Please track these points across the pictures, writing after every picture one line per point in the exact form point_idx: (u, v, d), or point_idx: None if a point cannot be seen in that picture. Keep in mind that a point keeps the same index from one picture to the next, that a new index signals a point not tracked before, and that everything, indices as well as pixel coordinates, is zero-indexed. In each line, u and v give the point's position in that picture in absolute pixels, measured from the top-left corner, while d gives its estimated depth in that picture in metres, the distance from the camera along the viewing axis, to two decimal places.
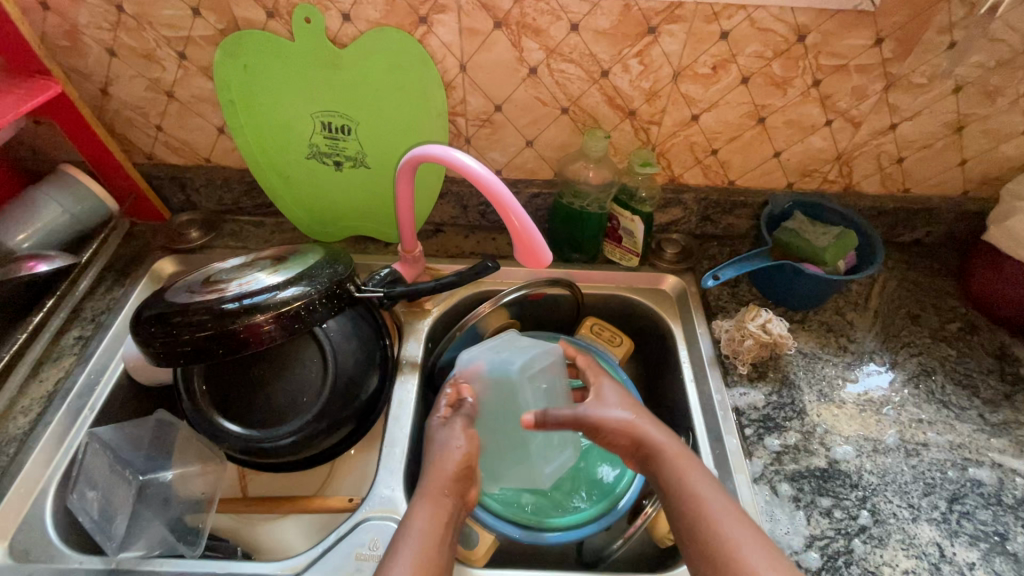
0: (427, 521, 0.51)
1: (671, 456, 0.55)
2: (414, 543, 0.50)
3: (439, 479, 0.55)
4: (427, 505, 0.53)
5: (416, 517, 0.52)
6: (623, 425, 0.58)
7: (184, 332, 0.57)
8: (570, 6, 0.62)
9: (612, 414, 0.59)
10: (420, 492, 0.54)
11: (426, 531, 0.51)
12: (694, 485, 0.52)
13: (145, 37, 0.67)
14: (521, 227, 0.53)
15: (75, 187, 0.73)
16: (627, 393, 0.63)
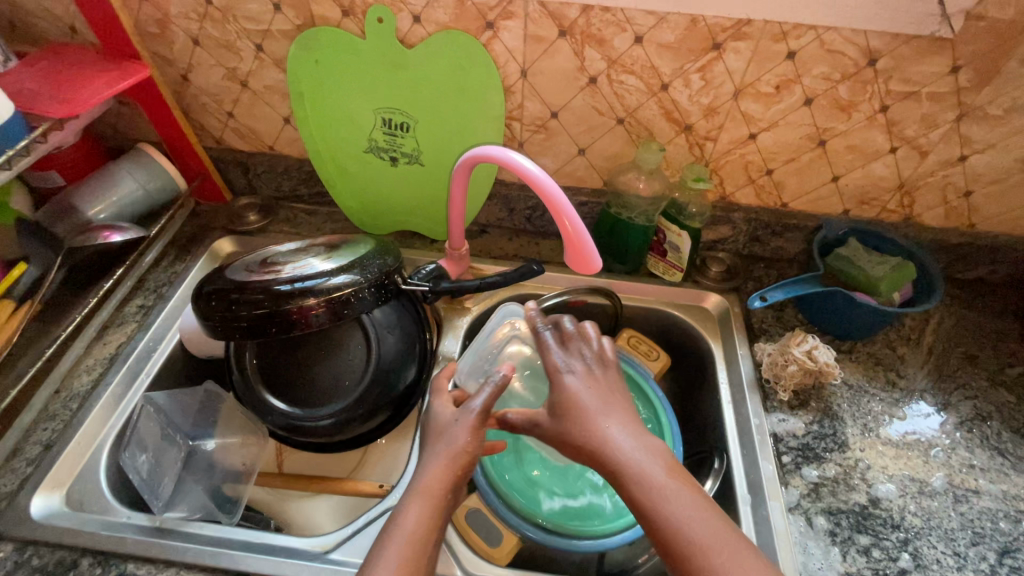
0: (416, 524, 0.49)
1: (640, 474, 0.50)
2: (402, 545, 0.47)
3: (437, 472, 0.53)
4: (419, 506, 0.51)
5: (407, 517, 0.50)
6: (589, 440, 0.53)
7: (242, 308, 0.60)
8: (636, 19, 0.62)
9: (576, 427, 0.55)
10: (413, 492, 0.52)
11: (415, 535, 0.48)
12: (666, 509, 0.47)
13: (227, 29, 0.70)
14: (573, 231, 0.52)
15: (150, 165, 0.78)
16: (595, 381, 0.59)
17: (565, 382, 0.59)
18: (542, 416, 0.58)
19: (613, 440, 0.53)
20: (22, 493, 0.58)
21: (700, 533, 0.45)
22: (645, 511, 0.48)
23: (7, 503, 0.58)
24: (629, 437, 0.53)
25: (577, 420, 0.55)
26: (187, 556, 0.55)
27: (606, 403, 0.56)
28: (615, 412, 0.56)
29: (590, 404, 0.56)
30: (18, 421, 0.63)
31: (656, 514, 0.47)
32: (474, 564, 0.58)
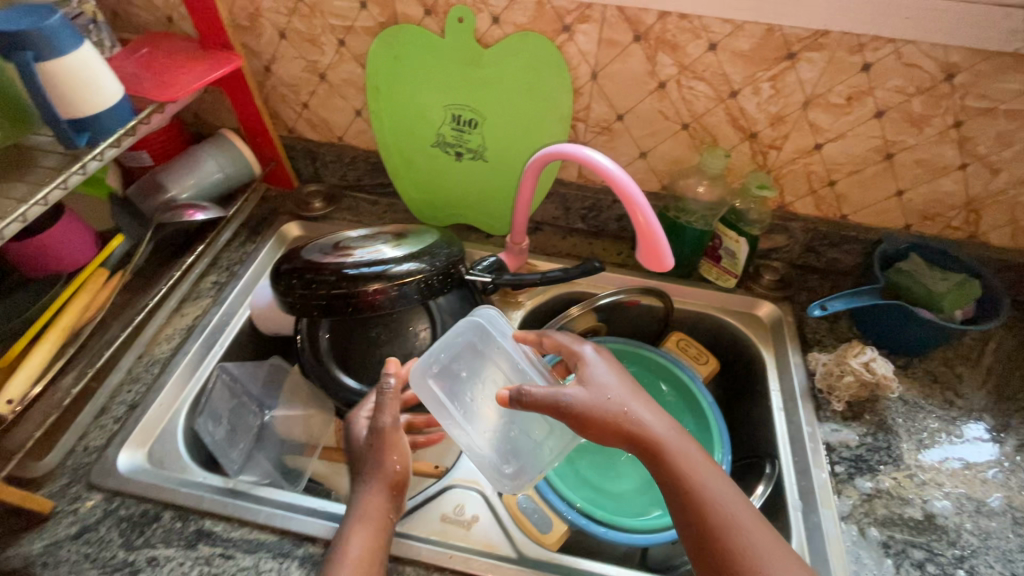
0: (362, 547, 0.52)
1: (680, 455, 0.53)
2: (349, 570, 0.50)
3: (373, 495, 0.55)
4: (363, 530, 0.53)
5: (352, 541, 0.52)
6: (631, 418, 0.54)
7: (322, 287, 0.63)
8: (712, 26, 0.63)
9: (614, 404, 0.55)
10: (354, 516, 0.54)
11: (360, 559, 0.51)
12: (708, 489, 0.51)
13: (314, 24, 0.74)
14: (646, 227, 0.54)
15: (230, 150, 0.82)
16: (614, 361, 0.61)
17: (595, 366, 0.59)
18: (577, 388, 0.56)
19: (651, 421, 0.55)
20: (110, 449, 0.63)
21: (739, 512, 0.50)
22: (686, 488, 0.51)
23: (96, 456, 0.62)
24: (660, 421, 0.56)
25: (613, 397, 0.55)
26: (260, 517, 0.59)
27: (634, 387, 0.58)
28: (645, 397, 0.57)
29: (623, 385, 0.57)
30: (106, 382, 0.68)
31: (698, 493, 0.51)
32: (528, 547, 0.59)
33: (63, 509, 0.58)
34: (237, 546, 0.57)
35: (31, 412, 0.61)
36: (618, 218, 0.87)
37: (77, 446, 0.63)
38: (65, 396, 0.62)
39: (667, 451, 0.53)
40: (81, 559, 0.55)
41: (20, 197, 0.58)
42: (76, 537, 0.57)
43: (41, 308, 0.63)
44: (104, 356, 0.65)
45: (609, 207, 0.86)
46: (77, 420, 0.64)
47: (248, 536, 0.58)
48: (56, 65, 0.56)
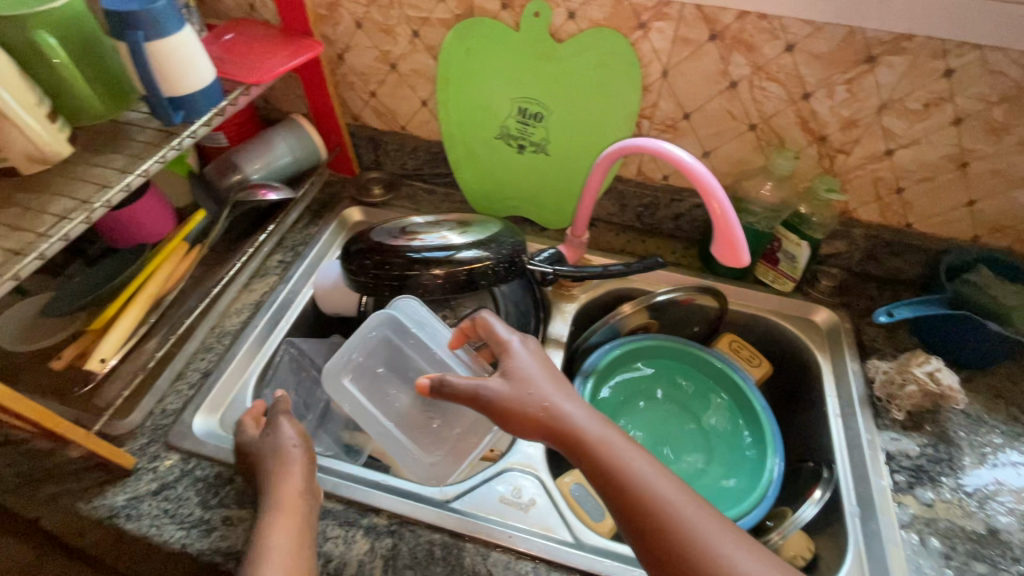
0: (288, 537, 0.52)
1: (602, 441, 0.53)
2: (275, 560, 0.50)
3: (286, 487, 0.55)
4: (284, 522, 0.53)
5: (274, 535, 0.52)
6: (552, 408, 0.54)
7: (394, 268, 0.65)
8: (792, 28, 0.63)
9: (532, 396, 0.55)
10: (273, 509, 0.54)
11: (285, 549, 0.51)
12: (638, 474, 0.51)
13: (391, 14, 0.76)
14: (721, 213, 0.54)
15: (301, 134, 0.85)
16: (539, 353, 0.60)
17: (519, 357, 0.58)
18: (497, 380, 0.56)
19: (573, 410, 0.55)
20: (186, 412, 0.66)
21: (667, 494, 0.50)
22: (616, 478, 0.51)
23: (173, 419, 0.65)
24: (580, 409, 0.55)
25: (535, 388, 0.55)
26: (327, 485, 0.61)
27: (555, 377, 0.58)
28: (568, 388, 0.57)
29: (547, 377, 0.57)
30: (183, 349, 0.71)
31: (624, 477, 0.50)
32: (584, 533, 0.60)
33: (143, 466, 0.62)
34: None
35: (120, 372, 0.66)
36: (674, 217, 0.87)
37: (155, 408, 0.66)
38: (149, 358, 0.67)
39: (588, 441, 0.53)
40: (161, 513, 0.58)
41: (120, 168, 0.61)
42: (156, 493, 0.60)
43: (130, 276, 0.67)
44: (184, 325, 0.68)
45: (666, 206, 0.86)
46: (157, 384, 0.67)
47: None
48: (161, 46, 0.58)
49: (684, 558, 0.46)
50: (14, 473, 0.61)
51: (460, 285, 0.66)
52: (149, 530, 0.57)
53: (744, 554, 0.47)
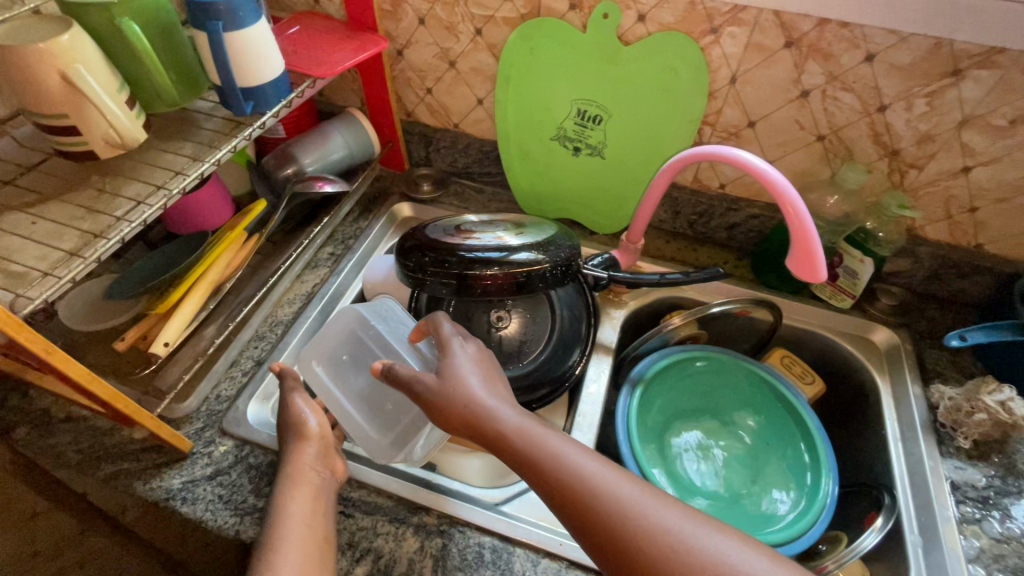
0: (306, 506, 0.53)
1: (525, 433, 0.50)
2: (295, 525, 0.51)
3: (303, 459, 0.57)
4: (300, 492, 0.54)
5: (292, 504, 0.53)
6: (473, 404, 0.52)
7: (453, 267, 0.64)
8: (874, 37, 0.61)
9: (454, 392, 0.53)
10: (286, 481, 0.55)
11: (303, 515, 0.52)
12: (576, 467, 0.48)
13: (454, 12, 0.76)
14: (797, 217, 0.54)
15: (357, 128, 0.86)
16: (477, 353, 0.58)
17: (453, 353, 0.56)
18: (427, 377, 0.54)
19: (496, 403, 0.52)
20: (240, 399, 0.67)
21: (598, 474, 0.47)
22: (552, 477, 0.48)
23: (227, 406, 0.66)
24: (504, 401, 0.53)
25: (461, 385, 0.53)
26: (378, 480, 0.62)
27: (486, 372, 0.56)
28: (496, 384, 0.55)
29: (479, 376, 0.55)
30: (238, 337, 0.72)
31: (554, 469, 0.48)
32: None
33: (198, 450, 0.62)
34: (356, 507, 0.60)
35: (179, 356, 0.67)
36: (728, 226, 0.85)
37: (210, 394, 0.67)
38: (207, 345, 0.68)
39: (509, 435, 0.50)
40: (216, 498, 0.59)
41: (189, 155, 0.62)
42: (212, 478, 0.60)
43: (192, 262, 0.67)
44: (242, 314, 0.70)
45: (721, 215, 0.84)
46: (213, 369, 0.68)
47: (366, 498, 0.60)
48: (238, 37, 0.59)
49: (623, 537, 0.44)
50: (74, 451, 0.62)
51: (521, 286, 0.64)
52: (204, 514, 0.58)
53: (687, 526, 0.45)
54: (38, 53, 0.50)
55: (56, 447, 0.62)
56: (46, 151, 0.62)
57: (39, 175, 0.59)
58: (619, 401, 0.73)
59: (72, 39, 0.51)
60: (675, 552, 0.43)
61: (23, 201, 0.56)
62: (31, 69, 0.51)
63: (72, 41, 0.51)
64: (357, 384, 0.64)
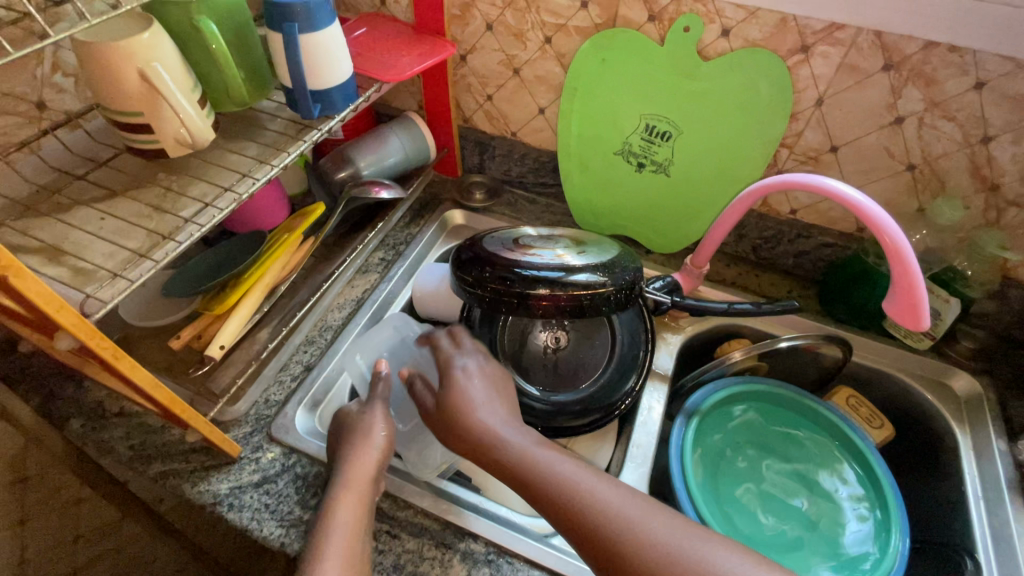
0: (353, 514, 0.51)
1: (521, 451, 0.51)
2: (343, 534, 0.49)
3: (361, 470, 0.54)
4: (351, 498, 0.52)
5: (340, 513, 0.51)
6: (470, 424, 0.54)
7: (514, 285, 0.58)
8: (987, 64, 0.56)
9: (452, 415, 0.55)
10: (339, 484, 0.53)
11: (351, 525, 0.50)
12: (572, 481, 0.48)
13: (525, 18, 0.73)
14: (898, 251, 0.54)
15: (414, 132, 0.84)
16: (484, 369, 0.60)
17: (455, 377, 0.58)
18: (427, 403, 0.58)
19: (494, 422, 0.54)
20: (289, 406, 0.66)
21: (591, 486, 0.47)
22: (547, 493, 0.48)
23: (276, 411, 0.66)
24: (504, 421, 0.54)
25: (461, 406, 0.55)
26: (425, 503, 0.59)
27: (493, 391, 0.57)
28: (498, 403, 0.56)
29: (484, 394, 0.57)
30: (289, 341, 0.71)
31: (548, 485, 0.48)
32: None
33: (246, 456, 0.62)
34: (402, 527, 0.58)
35: (233, 358, 0.66)
36: (795, 254, 0.80)
37: (260, 397, 0.67)
38: (261, 348, 0.68)
39: (505, 453, 0.51)
40: (262, 507, 0.58)
41: (255, 157, 0.61)
42: (258, 486, 0.59)
43: (250, 264, 0.66)
44: (295, 319, 0.69)
45: (789, 241, 0.79)
46: (264, 373, 0.68)
47: (413, 519, 0.59)
48: (312, 39, 0.58)
49: (613, 548, 0.43)
50: (125, 447, 0.62)
51: (584, 310, 0.58)
52: (250, 523, 0.56)
53: (680, 535, 0.44)
54: (119, 49, 0.50)
55: (107, 442, 0.62)
56: (117, 147, 0.62)
57: (110, 170, 0.59)
58: (673, 433, 0.69)
59: (153, 36, 0.51)
60: (666, 562, 0.42)
61: (94, 196, 0.56)
62: (113, 66, 0.50)
63: (152, 39, 0.51)
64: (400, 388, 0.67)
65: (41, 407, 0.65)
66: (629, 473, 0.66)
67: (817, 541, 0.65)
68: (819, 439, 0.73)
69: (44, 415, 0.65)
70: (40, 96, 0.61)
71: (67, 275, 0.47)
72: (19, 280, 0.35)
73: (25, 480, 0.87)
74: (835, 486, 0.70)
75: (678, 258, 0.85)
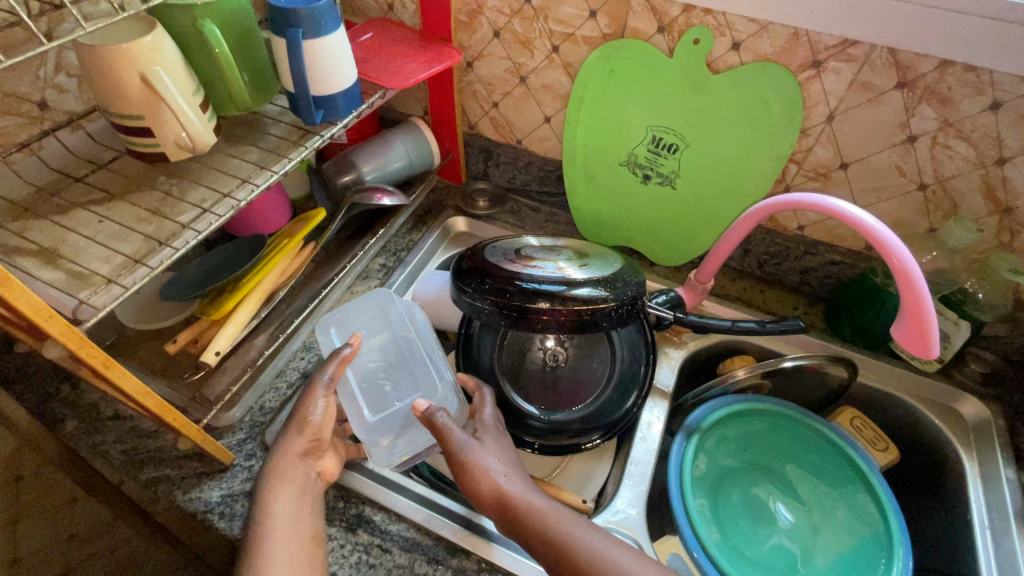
0: (291, 504, 0.52)
1: (549, 514, 0.51)
2: (280, 521, 0.50)
3: (290, 458, 0.54)
4: (285, 489, 0.52)
5: (276, 504, 0.51)
6: (497, 480, 0.53)
7: (514, 298, 0.57)
8: (1004, 84, 0.55)
9: (478, 469, 0.53)
10: (269, 475, 0.53)
11: (291, 512, 0.51)
12: (580, 542, 0.49)
13: (533, 27, 0.72)
14: (903, 270, 0.53)
15: (419, 137, 0.83)
16: (506, 442, 0.59)
17: (488, 433, 0.59)
18: (458, 441, 0.55)
19: (520, 484, 0.53)
20: (284, 413, 0.65)
21: (593, 543, 0.49)
22: (569, 556, 0.48)
23: (271, 418, 0.65)
24: (528, 485, 0.54)
25: (491, 462, 0.54)
26: (418, 517, 0.58)
27: (512, 458, 0.57)
28: (518, 467, 0.56)
29: (508, 457, 0.57)
30: (286, 347, 0.70)
31: (566, 546, 0.48)
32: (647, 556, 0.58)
33: (239, 463, 0.61)
34: (394, 542, 0.57)
35: (229, 364, 0.66)
36: (801, 271, 0.79)
37: (255, 404, 0.66)
38: (257, 355, 0.67)
39: (528, 512, 0.51)
40: None
41: (256, 162, 0.61)
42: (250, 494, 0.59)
43: (249, 268, 0.66)
44: (293, 325, 0.68)
45: (795, 258, 0.78)
46: (260, 379, 0.67)
47: (404, 534, 0.58)
48: (316, 45, 0.57)
49: None
50: (118, 451, 0.61)
51: (592, 325, 0.57)
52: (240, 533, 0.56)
53: None
54: (121, 53, 0.49)
55: (100, 445, 0.61)
56: (118, 149, 0.62)
57: (109, 172, 0.59)
58: (672, 449, 0.68)
59: (155, 40, 0.51)
60: None
61: (93, 199, 0.56)
62: (114, 70, 0.50)
63: (155, 42, 0.50)
64: (376, 380, 0.64)
65: (34, 407, 0.64)
66: (625, 491, 0.64)
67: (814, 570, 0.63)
68: (810, 449, 0.72)
69: (37, 416, 0.65)
70: (43, 96, 0.61)
71: (61, 279, 0.47)
72: (7, 291, 0.34)
73: None
74: (823, 490, 0.69)
75: (682, 272, 0.84)
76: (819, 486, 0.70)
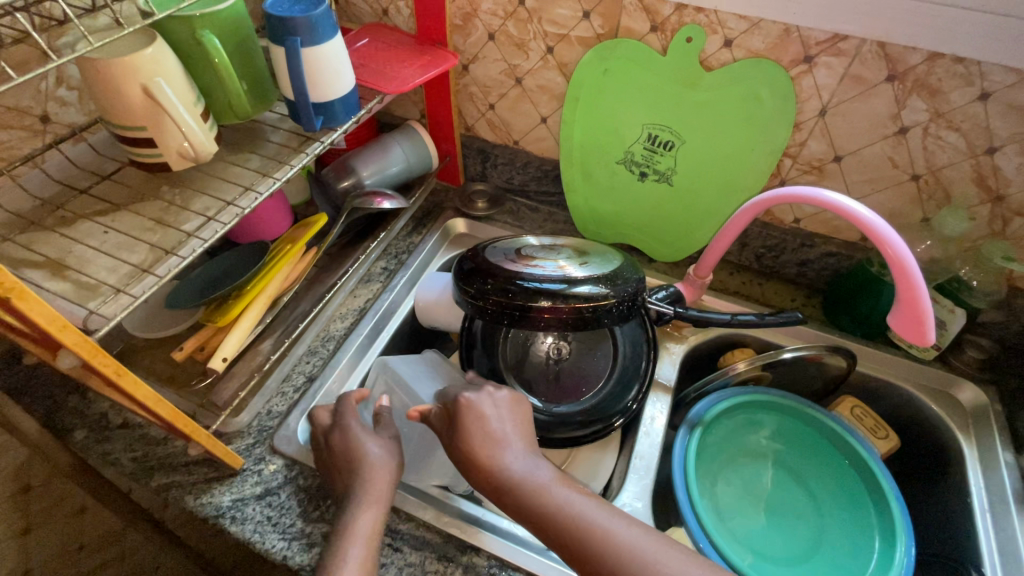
0: (373, 524, 0.51)
1: (531, 481, 0.51)
2: (363, 547, 0.49)
3: (373, 479, 0.54)
4: (373, 509, 0.52)
5: (360, 521, 0.51)
6: (488, 447, 0.53)
7: (516, 297, 0.57)
8: (992, 74, 0.56)
9: (475, 436, 0.54)
10: (360, 496, 0.52)
11: (369, 535, 0.50)
12: (573, 510, 0.48)
13: (527, 28, 0.73)
14: (898, 258, 0.54)
15: (416, 140, 0.84)
16: (516, 403, 0.59)
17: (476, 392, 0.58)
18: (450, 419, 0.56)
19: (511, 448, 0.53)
20: (291, 417, 0.66)
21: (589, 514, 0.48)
22: (555, 526, 0.48)
23: (278, 422, 0.66)
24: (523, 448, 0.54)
25: (481, 428, 0.54)
26: (427, 515, 0.59)
27: (516, 417, 0.57)
28: (518, 425, 0.56)
29: (509, 421, 0.56)
30: (291, 351, 0.71)
31: (552, 514, 0.48)
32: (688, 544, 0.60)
33: (249, 468, 0.62)
34: (404, 540, 0.58)
35: (235, 370, 0.67)
36: (799, 262, 0.80)
37: (263, 409, 0.67)
38: (263, 360, 0.68)
39: (515, 479, 0.51)
40: (265, 519, 0.58)
41: (258, 170, 0.61)
42: (260, 498, 0.59)
43: (253, 275, 0.66)
44: (297, 331, 0.69)
45: (793, 250, 0.79)
46: (267, 384, 0.68)
47: (414, 532, 0.59)
48: (314, 52, 0.58)
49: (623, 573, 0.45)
50: (128, 458, 0.62)
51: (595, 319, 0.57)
52: (253, 536, 0.56)
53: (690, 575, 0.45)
54: (123, 66, 0.50)
55: (111, 454, 0.62)
56: (120, 160, 0.62)
57: (112, 183, 0.60)
58: (677, 441, 0.68)
59: (156, 52, 0.51)
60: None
61: (97, 210, 0.56)
62: (116, 82, 0.51)
63: (155, 54, 0.51)
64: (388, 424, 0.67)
65: (45, 418, 0.65)
66: (632, 484, 0.65)
67: (822, 560, 0.64)
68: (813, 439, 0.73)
69: (47, 426, 0.65)
70: (44, 110, 0.61)
71: (70, 290, 0.47)
72: (22, 302, 0.35)
73: (28, 489, 0.92)
74: (831, 471, 0.71)
75: (682, 267, 0.85)
76: (826, 471, 0.71)
